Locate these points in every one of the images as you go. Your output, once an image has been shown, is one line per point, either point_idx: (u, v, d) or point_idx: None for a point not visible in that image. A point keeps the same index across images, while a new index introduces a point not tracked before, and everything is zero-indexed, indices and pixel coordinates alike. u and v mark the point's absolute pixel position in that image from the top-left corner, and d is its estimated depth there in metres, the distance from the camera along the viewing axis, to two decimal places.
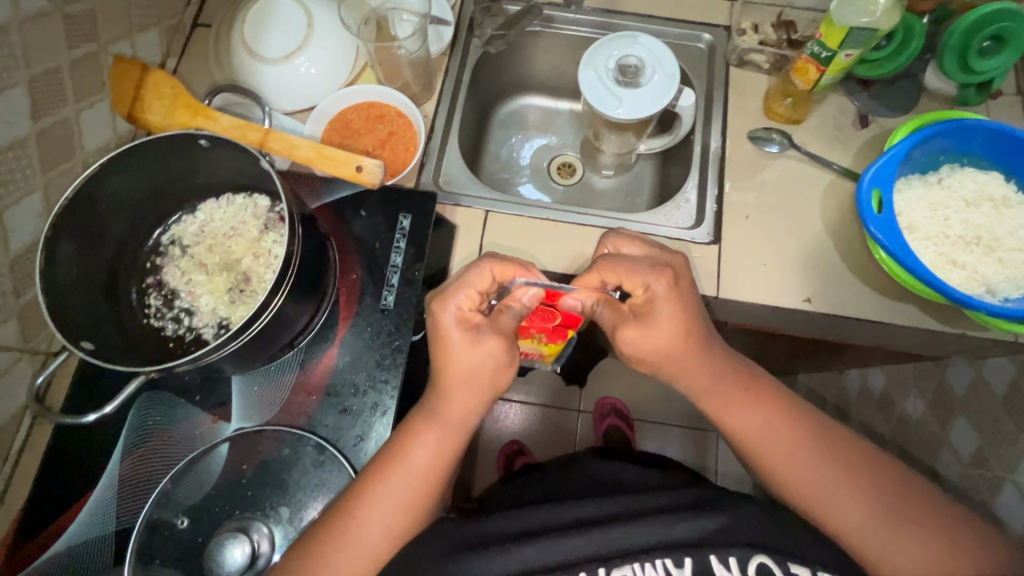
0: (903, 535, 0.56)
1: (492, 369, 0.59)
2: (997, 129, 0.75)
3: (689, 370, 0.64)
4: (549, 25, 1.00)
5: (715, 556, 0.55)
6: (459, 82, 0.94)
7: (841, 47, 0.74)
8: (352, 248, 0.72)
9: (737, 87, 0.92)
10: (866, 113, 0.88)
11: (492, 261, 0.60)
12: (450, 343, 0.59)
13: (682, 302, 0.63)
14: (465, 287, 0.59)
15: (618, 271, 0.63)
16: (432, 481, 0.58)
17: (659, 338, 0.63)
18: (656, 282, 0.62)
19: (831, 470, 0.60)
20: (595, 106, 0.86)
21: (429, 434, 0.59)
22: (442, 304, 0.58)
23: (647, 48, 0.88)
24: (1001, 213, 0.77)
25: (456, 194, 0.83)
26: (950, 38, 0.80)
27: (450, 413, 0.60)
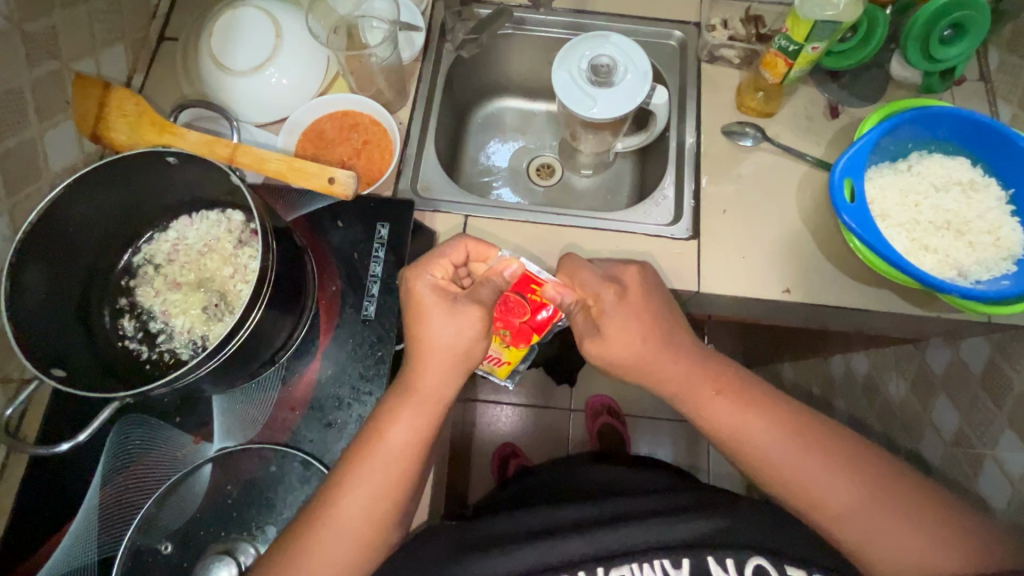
0: (892, 521, 0.57)
1: (471, 339, 0.59)
2: (962, 116, 0.77)
3: (670, 372, 0.66)
4: (521, 27, 1.00)
5: (712, 557, 0.56)
6: (434, 87, 0.94)
7: (808, 40, 0.75)
8: (331, 259, 0.71)
9: (709, 82, 0.93)
10: (836, 104, 0.90)
11: (466, 237, 0.65)
12: (429, 310, 0.60)
13: (637, 306, 0.66)
14: (438, 259, 0.62)
15: (582, 278, 0.68)
16: (409, 460, 0.57)
17: (623, 346, 0.66)
18: (604, 291, 0.67)
19: (823, 461, 0.60)
20: (570, 107, 0.86)
21: (406, 412, 0.58)
22: (418, 272, 0.61)
23: (618, 47, 0.88)
24: (970, 197, 0.78)
25: (435, 200, 0.83)
26: (914, 28, 0.81)
27: (427, 385, 0.59)
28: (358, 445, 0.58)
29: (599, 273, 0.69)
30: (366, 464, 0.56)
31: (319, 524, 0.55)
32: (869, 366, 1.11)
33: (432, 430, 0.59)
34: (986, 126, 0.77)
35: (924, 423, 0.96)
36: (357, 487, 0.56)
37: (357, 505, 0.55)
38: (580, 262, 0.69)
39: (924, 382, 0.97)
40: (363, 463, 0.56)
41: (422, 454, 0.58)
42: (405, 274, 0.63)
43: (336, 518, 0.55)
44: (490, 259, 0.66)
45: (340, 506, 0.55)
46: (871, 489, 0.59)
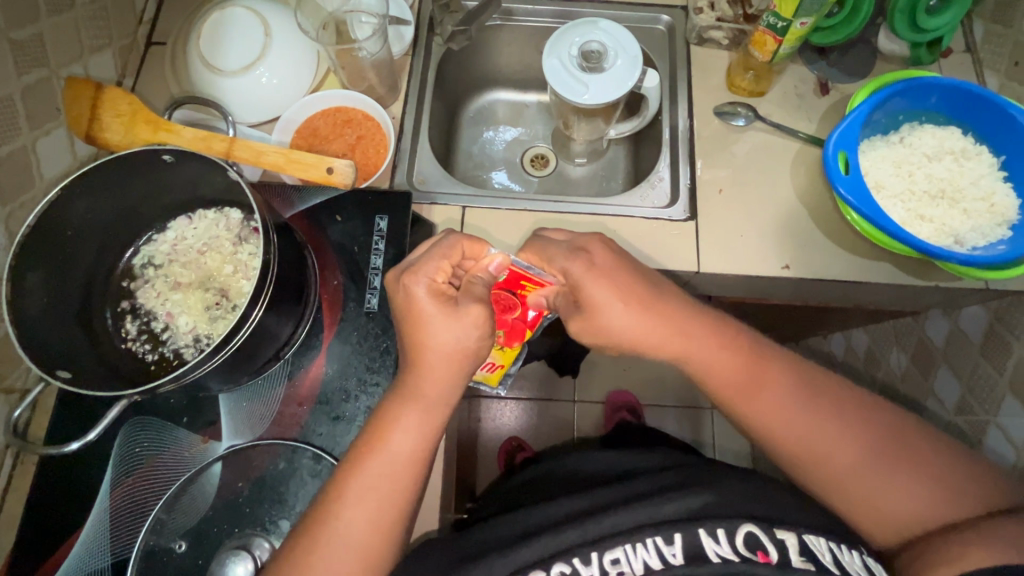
0: (899, 487, 0.59)
1: (476, 341, 0.59)
2: (951, 85, 0.78)
3: (670, 342, 0.67)
4: (509, 18, 1.00)
5: (703, 530, 0.56)
6: (425, 82, 0.94)
7: (795, 16, 0.75)
8: (331, 253, 0.70)
9: (699, 64, 0.94)
10: (826, 80, 0.90)
11: (461, 235, 0.63)
12: (428, 316, 0.59)
13: (608, 271, 0.67)
14: (435, 261, 0.61)
15: (550, 254, 0.69)
16: (415, 463, 0.58)
17: (608, 320, 0.67)
18: (572, 265, 0.67)
19: (819, 425, 0.62)
20: (562, 94, 0.87)
21: (415, 400, 0.59)
22: (414, 276, 0.59)
23: (608, 32, 0.88)
24: (962, 165, 0.79)
25: (431, 193, 0.84)
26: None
27: (432, 389, 0.60)
28: (363, 444, 0.58)
29: (564, 247, 0.69)
30: (369, 470, 0.56)
31: (333, 515, 0.55)
32: (871, 341, 1.12)
33: (434, 435, 0.59)
34: (973, 94, 0.78)
35: (925, 394, 0.97)
36: (362, 495, 0.55)
37: (363, 516, 0.54)
38: (545, 242, 0.71)
39: (924, 353, 0.98)
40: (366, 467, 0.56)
41: (427, 455, 0.59)
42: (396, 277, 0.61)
43: (339, 526, 0.54)
44: (482, 257, 0.64)
45: (345, 512, 0.55)
46: (870, 449, 0.61)
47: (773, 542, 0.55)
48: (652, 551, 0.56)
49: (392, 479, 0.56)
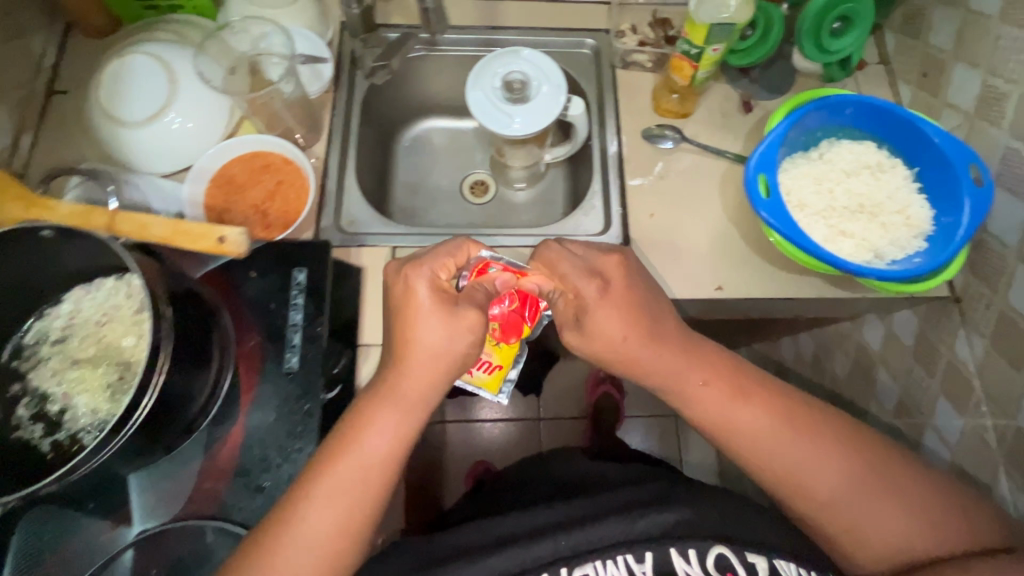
0: (882, 511, 0.62)
1: (463, 348, 0.63)
2: (863, 101, 0.80)
3: (659, 368, 0.68)
4: (434, 48, 0.98)
5: (675, 549, 0.60)
6: (349, 119, 0.92)
7: (707, 43, 0.74)
8: (248, 312, 0.67)
9: (625, 88, 0.93)
10: (749, 99, 0.92)
11: (468, 238, 0.69)
12: (419, 313, 0.63)
13: (622, 303, 0.67)
14: (441, 258, 0.66)
15: (562, 268, 0.70)
16: (386, 467, 0.60)
17: (606, 343, 0.68)
18: (586, 288, 0.68)
19: (802, 450, 0.64)
20: (488, 126, 0.86)
21: (390, 420, 0.61)
22: (417, 270, 0.64)
23: (530, 61, 0.88)
24: (879, 178, 0.81)
25: (361, 235, 0.83)
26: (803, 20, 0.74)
27: (409, 389, 0.62)
28: (336, 441, 0.60)
29: (582, 261, 0.70)
30: (343, 468, 0.58)
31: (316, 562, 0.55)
32: (815, 346, 1.15)
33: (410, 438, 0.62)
34: (888, 111, 0.80)
35: (867, 396, 1.00)
36: (331, 502, 0.57)
37: (326, 517, 0.56)
38: (562, 253, 0.70)
39: (864, 357, 1.01)
40: (337, 465, 0.58)
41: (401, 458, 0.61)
42: (405, 265, 0.65)
43: (303, 523, 0.56)
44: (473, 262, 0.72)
45: (308, 512, 0.56)
46: (848, 481, 0.63)
47: (742, 565, 0.59)
48: (622, 567, 0.60)
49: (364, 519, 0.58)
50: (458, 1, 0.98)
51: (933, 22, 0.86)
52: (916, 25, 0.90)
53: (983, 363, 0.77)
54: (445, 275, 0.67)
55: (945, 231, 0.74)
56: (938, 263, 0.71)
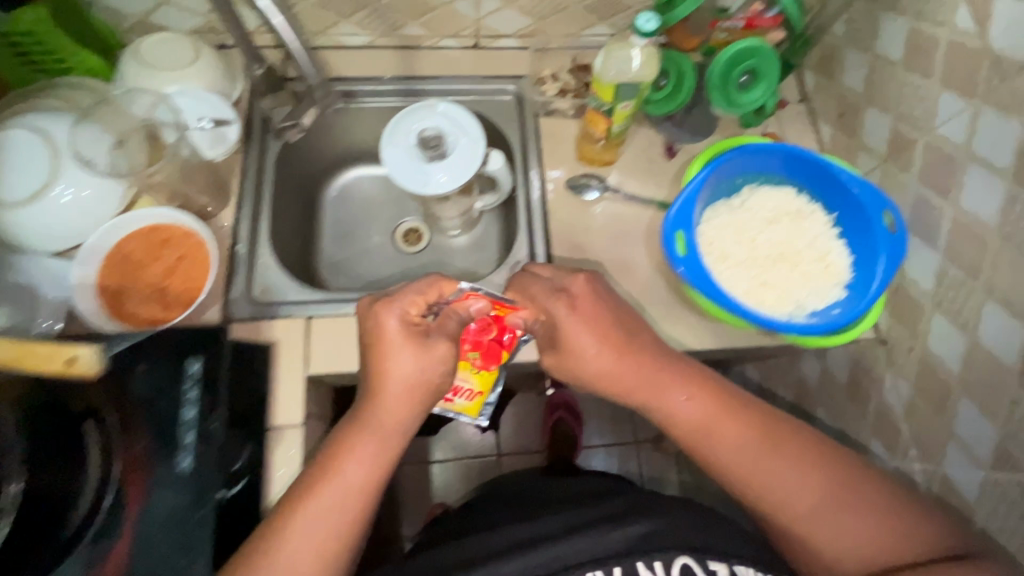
0: (851, 520, 0.60)
1: (438, 374, 0.67)
2: (777, 148, 0.80)
3: (628, 382, 0.69)
4: (352, 100, 0.94)
5: (642, 561, 0.59)
6: (262, 180, 0.88)
7: (616, 100, 0.71)
8: (136, 410, 0.62)
9: (548, 137, 0.92)
10: (673, 143, 0.91)
11: (439, 275, 0.72)
12: (392, 346, 0.66)
13: (593, 317, 0.69)
14: (411, 295, 0.69)
15: (533, 291, 0.73)
16: (366, 494, 0.62)
17: (580, 357, 0.69)
18: (554, 307, 0.70)
19: (772, 462, 0.64)
20: (403, 185, 0.82)
21: (367, 445, 0.64)
22: (388, 306, 0.67)
23: (447, 116, 0.85)
24: (799, 225, 0.81)
25: (274, 305, 0.81)
26: (711, 75, 0.73)
27: (388, 418, 0.66)
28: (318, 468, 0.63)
29: (549, 283, 0.72)
30: (321, 496, 0.61)
31: None
32: (762, 378, 1.14)
33: (387, 462, 0.65)
34: (806, 158, 0.79)
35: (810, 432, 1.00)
36: (308, 529, 0.60)
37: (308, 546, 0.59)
38: (530, 278, 0.74)
39: (805, 392, 1.00)
40: (317, 494, 0.61)
41: (381, 485, 0.64)
42: (377, 301, 0.69)
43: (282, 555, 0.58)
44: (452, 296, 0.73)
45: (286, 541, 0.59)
46: (821, 497, 0.62)
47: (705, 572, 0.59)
48: None
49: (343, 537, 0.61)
50: (375, 51, 0.94)
51: (845, 65, 0.87)
52: (831, 66, 0.90)
53: (909, 407, 0.77)
54: (416, 311, 0.70)
55: (861, 282, 0.75)
56: (854, 317, 0.71)
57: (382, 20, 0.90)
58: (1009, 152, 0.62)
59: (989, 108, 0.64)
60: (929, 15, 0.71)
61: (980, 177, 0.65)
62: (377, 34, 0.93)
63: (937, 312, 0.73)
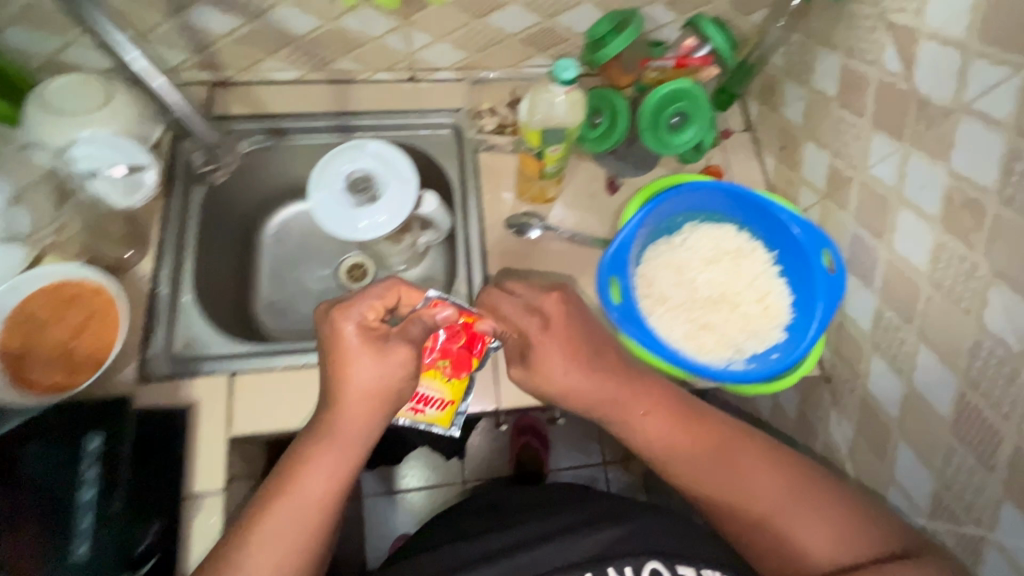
0: (825, 521, 0.59)
1: (401, 379, 0.61)
2: (714, 187, 0.78)
3: (599, 396, 0.65)
4: (283, 137, 0.91)
5: (613, 568, 0.59)
6: (186, 225, 0.84)
7: (544, 144, 0.68)
8: (25, 493, 0.57)
9: (487, 173, 0.89)
10: (616, 177, 0.88)
11: (399, 279, 0.66)
12: (355, 354, 0.60)
13: (566, 333, 0.66)
14: (370, 299, 0.63)
15: (504, 309, 0.69)
16: (329, 507, 0.59)
17: (552, 370, 0.65)
18: (528, 325, 0.66)
19: (741, 467, 0.63)
20: (332, 230, 0.79)
21: (326, 458, 0.59)
22: (346, 312, 0.61)
23: (377, 156, 0.82)
24: (740, 265, 0.79)
25: (195, 361, 0.77)
26: (643, 116, 0.71)
27: (350, 427, 0.61)
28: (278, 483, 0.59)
29: (521, 301, 0.69)
30: (284, 514, 0.57)
31: None
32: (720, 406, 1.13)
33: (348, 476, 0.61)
34: (746, 196, 0.78)
35: None
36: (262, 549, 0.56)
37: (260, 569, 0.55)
38: (500, 295, 0.70)
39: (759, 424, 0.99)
40: (278, 511, 0.57)
41: (343, 495, 0.60)
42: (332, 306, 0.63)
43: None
44: (418, 304, 0.68)
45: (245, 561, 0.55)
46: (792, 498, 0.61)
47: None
48: None
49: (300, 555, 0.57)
50: (306, 86, 0.91)
51: (785, 97, 0.85)
52: (772, 97, 0.89)
53: (853, 448, 0.76)
54: (374, 315, 0.64)
55: (799, 326, 0.73)
56: (788, 364, 0.70)
57: (310, 56, 0.86)
58: (937, 199, 0.60)
59: (917, 152, 0.62)
60: (860, 54, 0.69)
61: (911, 221, 0.64)
62: (307, 69, 0.89)
63: (876, 355, 0.71)
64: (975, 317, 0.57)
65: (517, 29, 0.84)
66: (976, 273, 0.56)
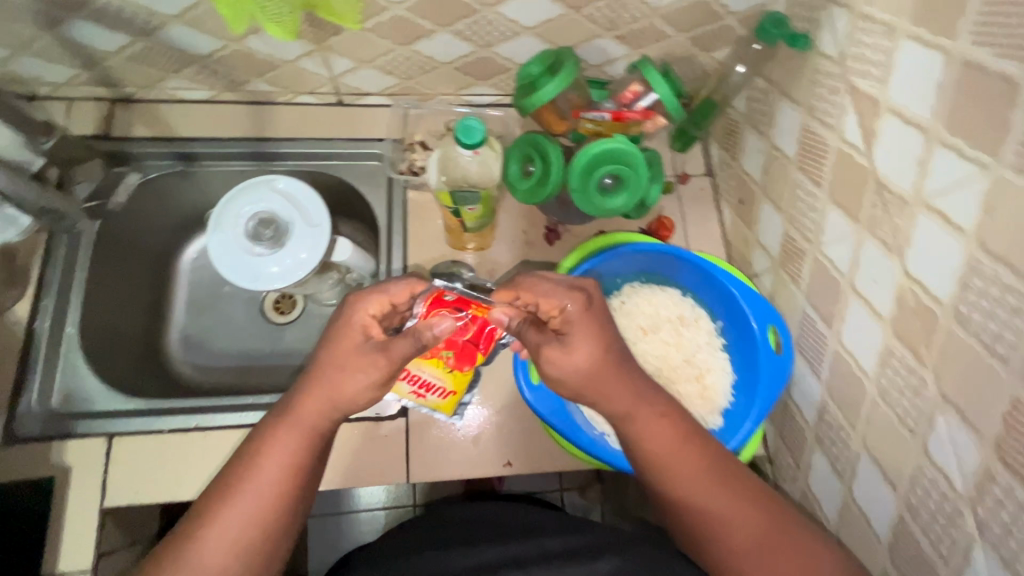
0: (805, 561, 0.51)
1: (358, 384, 0.54)
2: (659, 251, 0.71)
3: (616, 387, 0.55)
4: (193, 163, 0.82)
5: None
6: (74, 260, 0.76)
7: (456, 205, 0.66)
8: None
9: (416, 214, 0.81)
10: (556, 225, 0.79)
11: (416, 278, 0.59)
12: (343, 341, 0.55)
13: (599, 321, 0.56)
14: (377, 294, 0.57)
15: (541, 290, 0.57)
16: (289, 494, 0.52)
17: (575, 355, 0.55)
18: (571, 303, 0.56)
19: (739, 491, 0.55)
20: (234, 278, 0.72)
21: (281, 444, 0.53)
22: (358, 298, 0.57)
23: (284, 196, 0.74)
24: (680, 334, 0.73)
25: (70, 419, 0.69)
26: (571, 179, 0.64)
27: (309, 413, 0.54)
28: (234, 467, 0.53)
29: (561, 281, 0.58)
30: (237, 497, 0.50)
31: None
32: None
33: (304, 474, 0.53)
34: (695, 263, 0.71)
35: None
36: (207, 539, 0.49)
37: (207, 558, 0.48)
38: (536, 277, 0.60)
39: None
40: (233, 494, 0.51)
41: (303, 480, 0.53)
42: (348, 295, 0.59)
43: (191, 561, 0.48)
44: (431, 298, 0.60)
45: (195, 548, 0.49)
46: (770, 515, 0.54)
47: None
48: None
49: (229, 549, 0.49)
50: (220, 106, 0.82)
51: (745, 147, 0.77)
52: (733, 143, 0.80)
53: None
54: (375, 310, 0.57)
55: (735, 416, 0.69)
56: None
57: (219, 76, 0.77)
58: (889, 298, 0.52)
59: (871, 239, 0.54)
60: (820, 115, 0.61)
61: (860, 316, 0.56)
62: (219, 89, 0.80)
63: (817, 450, 0.65)
64: (919, 439, 0.50)
65: (450, 57, 0.74)
66: (924, 391, 0.49)
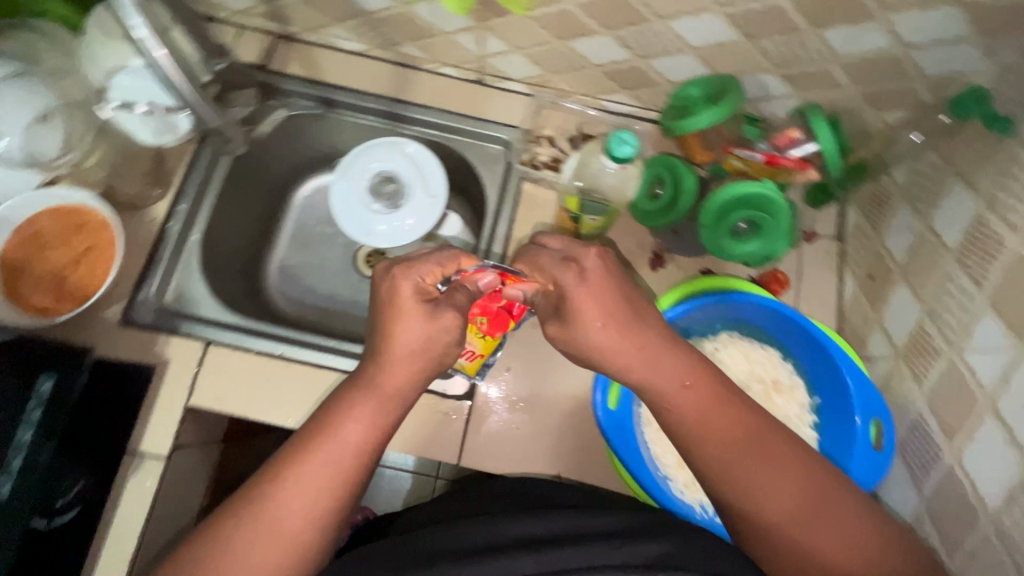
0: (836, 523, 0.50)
1: (445, 344, 0.56)
2: (772, 308, 0.67)
3: (625, 360, 0.54)
4: (332, 109, 0.85)
5: None
6: (212, 174, 0.82)
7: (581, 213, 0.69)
8: None
9: (526, 206, 0.80)
10: (662, 253, 0.73)
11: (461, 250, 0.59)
12: (404, 316, 0.55)
13: (602, 288, 0.54)
14: (429, 264, 0.57)
15: (540, 262, 0.57)
16: (365, 459, 0.54)
17: (581, 332, 0.54)
18: (563, 276, 0.55)
19: (769, 472, 0.51)
20: (346, 224, 0.75)
21: (363, 408, 0.54)
22: (406, 271, 0.56)
23: (412, 160, 0.77)
24: (770, 398, 0.70)
25: (178, 317, 0.75)
26: (705, 218, 0.65)
27: (389, 382, 0.55)
28: (315, 426, 0.54)
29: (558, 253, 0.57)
30: (315, 455, 0.52)
31: (243, 527, 0.50)
32: None
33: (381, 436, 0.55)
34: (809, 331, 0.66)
35: None
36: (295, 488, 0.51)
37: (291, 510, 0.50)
38: (537, 248, 0.59)
39: None
40: (315, 450, 0.52)
41: (378, 447, 0.55)
42: (387, 268, 0.57)
43: (273, 515, 0.50)
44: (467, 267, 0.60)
45: (277, 496, 0.51)
46: (809, 497, 0.51)
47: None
48: None
49: (314, 495, 0.51)
50: (369, 61, 0.85)
51: (893, 220, 0.70)
52: (878, 212, 0.73)
53: None
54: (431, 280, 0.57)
55: None
56: None
57: (377, 33, 0.80)
58: None
59: None
60: (1002, 210, 0.54)
61: (994, 441, 0.50)
62: (373, 44, 0.83)
63: None
64: None
65: (602, 59, 0.73)
66: None
